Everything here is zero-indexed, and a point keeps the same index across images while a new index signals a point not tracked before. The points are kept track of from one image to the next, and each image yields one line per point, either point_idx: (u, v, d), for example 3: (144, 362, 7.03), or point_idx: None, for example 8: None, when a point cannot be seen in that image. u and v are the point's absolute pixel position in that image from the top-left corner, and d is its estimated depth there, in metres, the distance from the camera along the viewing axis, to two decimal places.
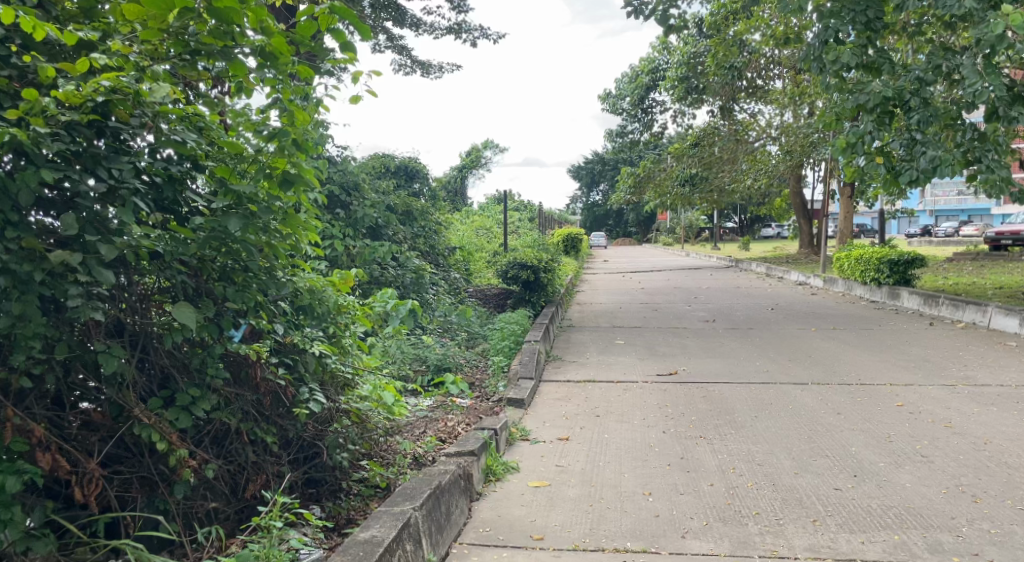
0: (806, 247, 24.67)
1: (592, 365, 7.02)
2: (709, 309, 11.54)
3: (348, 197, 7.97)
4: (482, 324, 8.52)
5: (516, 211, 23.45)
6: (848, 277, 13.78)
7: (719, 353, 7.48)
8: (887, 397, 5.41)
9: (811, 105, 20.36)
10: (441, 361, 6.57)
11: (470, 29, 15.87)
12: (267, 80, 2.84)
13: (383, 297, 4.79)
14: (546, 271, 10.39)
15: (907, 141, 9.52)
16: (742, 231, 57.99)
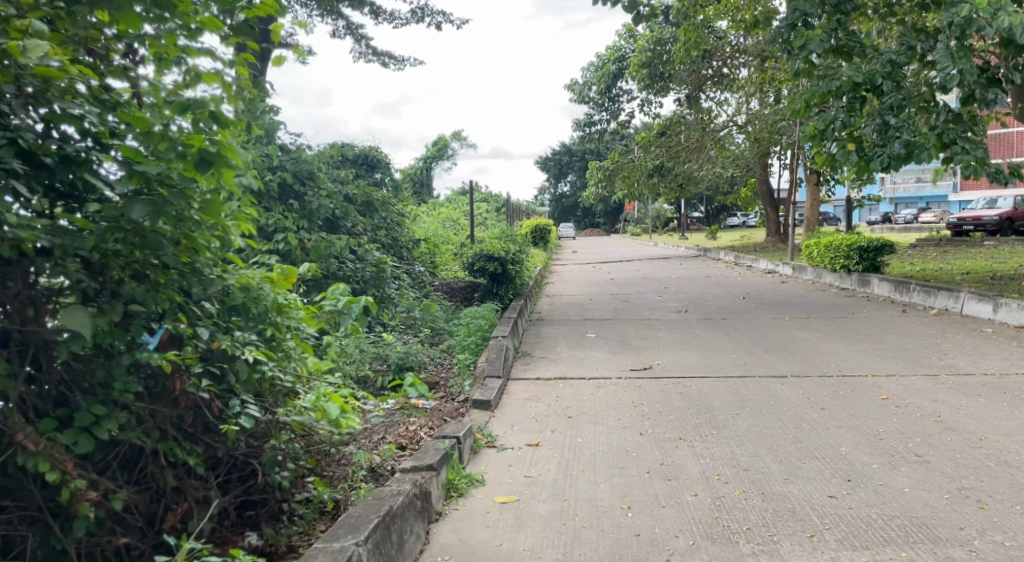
0: (773, 235, 24.64)
1: (562, 360, 6.69)
2: (681, 299, 11.29)
3: (302, 187, 7.52)
4: (446, 319, 8.15)
5: (482, 203, 23.06)
6: (819, 265, 13.64)
7: (693, 346, 7.19)
8: (871, 389, 5.15)
9: (778, 92, 20.25)
10: (403, 360, 6.23)
11: (432, 14, 15.43)
12: (166, 34, 2.52)
13: (334, 292, 4.45)
14: (513, 263, 10.04)
15: (879, 125, 9.34)
16: (709, 220, 58.31)
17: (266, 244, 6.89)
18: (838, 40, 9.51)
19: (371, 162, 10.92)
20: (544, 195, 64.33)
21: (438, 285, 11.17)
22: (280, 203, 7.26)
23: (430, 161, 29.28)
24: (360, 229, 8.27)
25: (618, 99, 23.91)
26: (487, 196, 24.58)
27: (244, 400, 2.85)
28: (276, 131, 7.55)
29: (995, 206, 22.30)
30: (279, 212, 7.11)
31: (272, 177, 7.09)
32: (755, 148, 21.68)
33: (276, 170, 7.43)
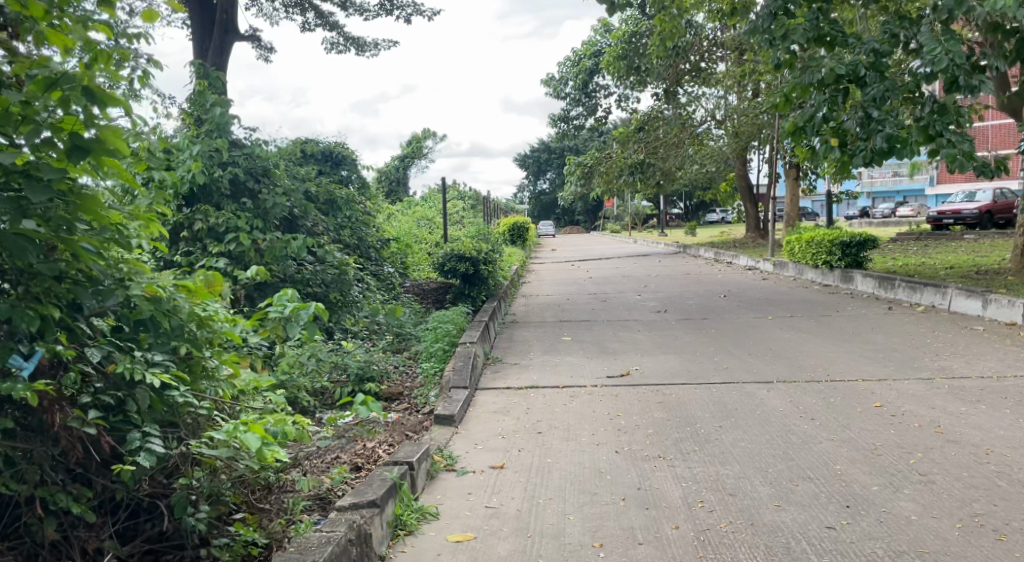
0: (753, 232, 24.40)
1: (535, 367, 6.30)
2: (660, 298, 10.95)
3: (256, 185, 7.05)
4: (414, 324, 7.74)
5: (458, 201, 22.63)
6: (800, 261, 13.37)
7: (672, 349, 6.84)
8: (862, 396, 4.81)
9: (756, 85, 20.05)
10: (362, 370, 5.83)
11: (402, 7, 15.00)
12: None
13: (279, 298, 4.22)
14: (486, 263, 9.63)
15: (862, 118, 9.01)
16: (689, 216, 58.36)
17: (217, 246, 6.43)
18: (819, 31, 9.17)
19: (337, 160, 10.48)
20: (523, 193, 64.04)
21: (408, 287, 10.76)
22: (232, 202, 6.79)
23: (406, 159, 28.84)
24: (321, 228, 7.84)
25: (595, 94, 23.59)
26: (463, 194, 24.19)
27: (146, 431, 2.41)
28: (228, 125, 7.08)
29: (973, 199, 22.24)
30: (231, 212, 6.65)
31: (223, 175, 6.65)
32: (734, 144, 21.46)
33: (227, 166, 6.94)
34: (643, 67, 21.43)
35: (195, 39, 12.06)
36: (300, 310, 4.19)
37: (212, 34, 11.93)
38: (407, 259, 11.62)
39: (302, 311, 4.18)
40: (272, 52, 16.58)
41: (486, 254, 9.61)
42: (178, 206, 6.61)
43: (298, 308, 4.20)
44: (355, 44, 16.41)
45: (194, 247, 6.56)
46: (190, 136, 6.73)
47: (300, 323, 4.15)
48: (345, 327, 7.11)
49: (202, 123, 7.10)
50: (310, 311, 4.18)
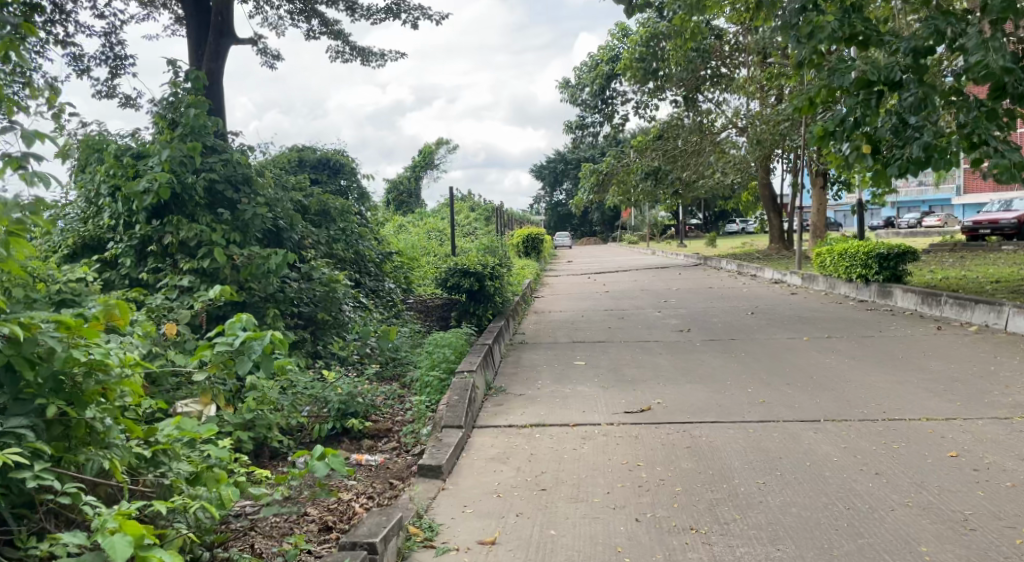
0: (776, 243, 23.48)
1: (542, 399, 5.55)
2: (682, 316, 10.16)
3: (235, 194, 6.37)
4: (410, 347, 7.08)
5: (469, 212, 21.95)
6: (831, 274, 12.52)
7: (699, 377, 6.05)
8: (931, 442, 4.01)
9: (780, 90, 19.23)
10: (347, 400, 5.14)
11: (409, 10, 14.42)
12: None
13: (231, 325, 3.70)
14: (493, 279, 8.91)
15: (897, 125, 7.89)
16: (707, 227, 57.50)
17: (189, 262, 5.76)
18: (852, 28, 7.82)
19: (335, 169, 9.79)
20: (539, 204, 63.45)
21: (410, 305, 10.05)
22: (208, 212, 6.11)
23: (418, 170, 28.33)
24: (309, 243, 7.18)
25: (612, 101, 22.91)
26: (476, 205, 23.58)
27: None
28: (205, 128, 6.41)
29: (1009, 209, 21.23)
30: (206, 225, 5.99)
31: (198, 180, 5.99)
32: (754, 154, 20.37)
33: (203, 171, 6.25)
34: (661, 72, 20.79)
35: (190, 42, 11.51)
36: (252, 341, 3.63)
37: (207, 39, 11.35)
38: (411, 274, 10.94)
39: (254, 343, 3.63)
40: (277, 60, 16.04)
41: (492, 269, 8.91)
42: (148, 217, 5.94)
43: (251, 338, 3.64)
44: (361, 53, 15.86)
45: (163, 263, 5.89)
46: (162, 141, 6.07)
47: (251, 357, 3.59)
48: (333, 351, 6.43)
49: (175, 125, 6.42)
50: (263, 341, 3.63)
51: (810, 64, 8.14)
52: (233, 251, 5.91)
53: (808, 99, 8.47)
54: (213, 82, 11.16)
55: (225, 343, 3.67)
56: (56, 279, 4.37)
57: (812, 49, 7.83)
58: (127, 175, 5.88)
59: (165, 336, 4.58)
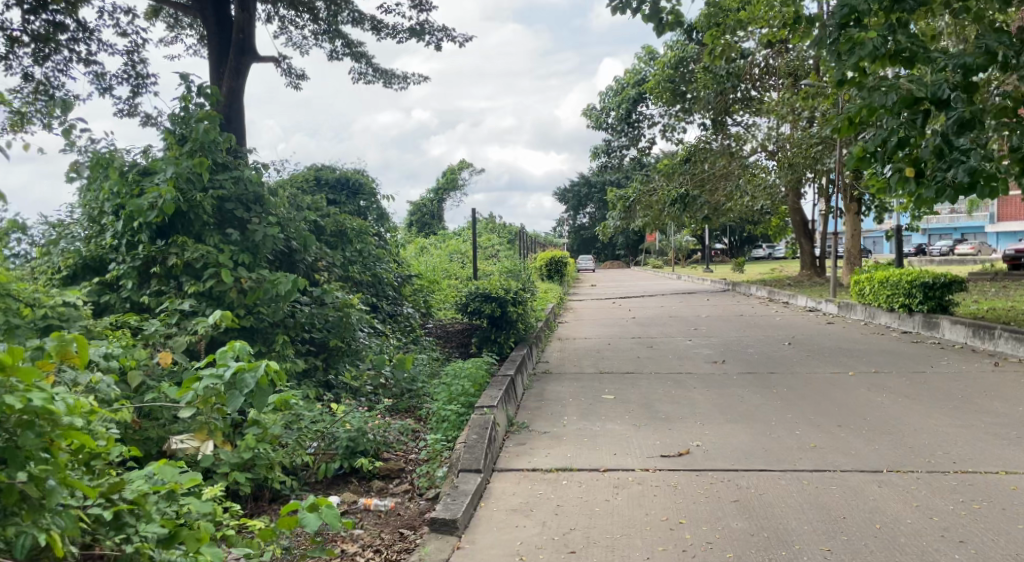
0: (807, 268, 22.83)
1: (569, 439, 5.10)
2: (714, 345, 9.65)
3: (246, 213, 6.01)
4: (427, 377, 6.66)
5: (492, 236, 21.60)
6: (870, 303, 11.97)
7: (739, 416, 5.57)
8: (1017, 502, 3.52)
9: (812, 113, 18.72)
10: (357, 435, 4.72)
11: (433, 31, 14.21)
12: None
13: (223, 355, 3.40)
14: (515, 304, 8.49)
15: (938, 145, 7.24)
16: (733, 252, 56.71)
17: (193, 285, 5.43)
18: (896, 45, 7.16)
19: (355, 189, 9.45)
20: (562, 227, 63.06)
21: (429, 330, 9.65)
22: (218, 231, 5.78)
23: (442, 192, 28.10)
24: (323, 265, 6.80)
25: (638, 124, 22.53)
26: (499, 228, 23.22)
27: None
28: (216, 143, 6.07)
29: None
30: (214, 245, 5.65)
31: (204, 198, 5.63)
32: (785, 177, 19.80)
33: (211, 188, 5.91)
34: (689, 94, 20.47)
35: (211, 59, 11.29)
36: (244, 372, 3.31)
37: (229, 56, 11.14)
38: (430, 298, 10.54)
39: (247, 374, 3.30)
40: (300, 80, 15.88)
41: (515, 293, 8.50)
42: (153, 236, 5.62)
43: (242, 369, 3.33)
44: (383, 75, 15.66)
45: (167, 285, 5.54)
46: (168, 157, 5.74)
47: (244, 391, 3.27)
48: (345, 381, 6.02)
49: (183, 141, 6.07)
50: (257, 373, 3.31)
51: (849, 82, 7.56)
52: (242, 273, 5.56)
53: (847, 118, 7.84)
54: (234, 100, 10.94)
55: (213, 375, 3.35)
56: (42, 302, 4.01)
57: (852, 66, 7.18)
58: (131, 193, 5.56)
59: (160, 367, 4.26)
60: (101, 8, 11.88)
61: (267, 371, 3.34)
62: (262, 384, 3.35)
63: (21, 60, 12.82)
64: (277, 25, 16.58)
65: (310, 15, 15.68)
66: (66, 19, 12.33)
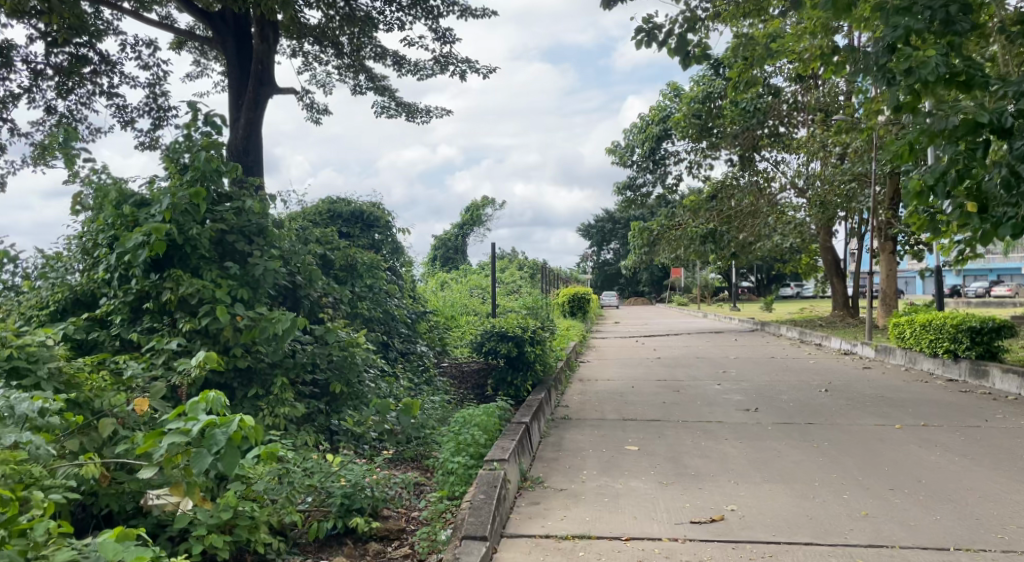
0: (840, 308, 22.12)
1: (589, 499, 4.63)
2: (746, 391, 9.11)
3: (248, 246, 5.66)
4: (437, 424, 6.21)
5: (514, 272, 21.23)
6: (911, 348, 11.61)
7: (776, 477, 5.06)
8: None
9: (844, 149, 18.25)
10: (352, 491, 4.27)
11: (456, 63, 14.03)
12: None
13: (193, 408, 3.01)
14: (534, 345, 8.04)
15: (1007, 176, 6.58)
16: (761, 290, 55.80)
17: (188, 322, 5.07)
18: (951, 67, 6.81)
19: (370, 222, 9.11)
20: (587, 263, 62.64)
21: (443, 370, 9.21)
22: (215, 265, 5.42)
23: (464, 227, 27.84)
24: (330, 303, 6.42)
25: (664, 160, 22.19)
26: (521, 264, 22.84)
27: None
28: (218, 173, 5.74)
29: None
30: (211, 280, 5.29)
31: (202, 229, 5.29)
32: (817, 215, 19.27)
33: (210, 220, 5.58)
34: (717, 130, 20.12)
35: (230, 90, 11.12)
36: (215, 429, 2.94)
37: (248, 86, 10.90)
38: (446, 336, 10.12)
39: (218, 431, 2.94)
40: (322, 114, 15.74)
41: (533, 333, 8.08)
42: (147, 270, 5.25)
43: (213, 425, 2.96)
44: (406, 108, 15.49)
45: (161, 322, 5.17)
46: (167, 187, 5.43)
47: (212, 450, 2.91)
48: (347, 426, 5.60)
49: (184, 170, 5.75)
50: (230, 430, 2.94)
51: (903, 107, 7.12)
52: (240, 310, 5.18)
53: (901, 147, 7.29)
54: (252, 132, 10.72)
55: (178, 431, 2.96)
56: (9, 342, 3.80)
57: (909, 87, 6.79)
58: (127, 225, 5.25)
59: (136, 414, 3.87)
60: (122, 41, 11.80)
61: (240, 427, 2.98)
62: (235, 441, 2.98)
63: (43, 94, 12.74)
64: (301, 60, 16.52)
65: (333, 49, 15.58)
66: (89, 53, 12.24)
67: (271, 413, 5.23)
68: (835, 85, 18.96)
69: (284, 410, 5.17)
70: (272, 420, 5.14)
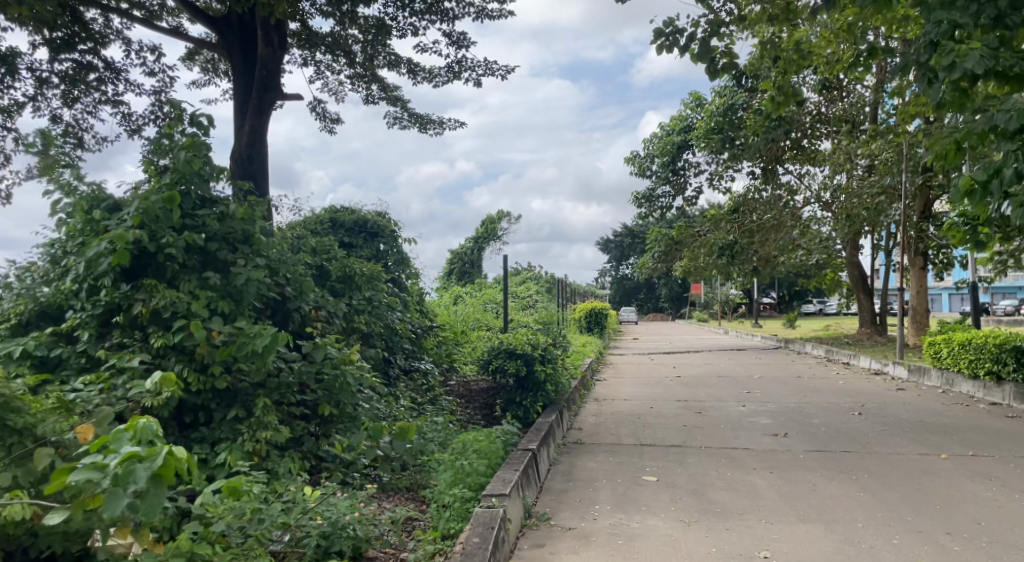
0: (867, 325, 21.38)
1: (602, 541, 4.09)
2: (772, 414, 8.52)
3: (232, 254, 5.20)
4: (436, 449, 5.71)
5: (529, 286, 20.72)
6: (948, 368, 10.98)
7: (815, 517, 4.48)
8: None
9: (872, 160, 17.64)
10: (331, 531, 3.76)
11: (471, 69, 13.65)
12: None
13: (116, 439, 2.54)
14: (545, 363, 7.52)
15: None
16: (781, 306, 54.90)
17: (160, 337, 4.61)
18: (1001, 61, 6.36)
19: (374, 232, 8.66)
20: (605, 277, 62.13)
21: (450, 389, 8.71)
22: (194, 274, 4.96)
23: (481, 241, 27.37)
24: (322, 316, 5.95)
25: (683, 171, 21.66)
26: (537, 278, 22.32)
27: None
28: (201, 176, 5.26)
29: None
30: (188, 292, 4.83)
31: (179, 235, 4.83)
32: (843, 229, 18.63)
33: (189, 225, 5.12)
34: (739, 142, 19.58)
35: (236, 94, 10.73)
36: (137, 463, 2.45)
37: (252, 92, 10.49)
38: (451, 353, 9.61)
39: (140, 466, 2.44)
40: (334, 124, 15.40)
41: (543, 350, 7.59)
42: (118, 280, 4.81)
43: (136, 458, 2.47)
44: (419, 119, 15.09)
45: (132, 337, 4.72)
46: (142, 189, 4.97)
47: (130, 489, 2.40)
48: (336, 452, 5.11)
49: (164, 173, 5.30)
50: (154, 465, 2.45)
51: (949, 104, 6.66)
52: (218, 325, 4.72)
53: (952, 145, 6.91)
54: (256, 140, 10.34)
55: (94, 466, 2.48)
56: None
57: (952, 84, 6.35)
58: (96, 231, 4.80)
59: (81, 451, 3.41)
60: (126, 46, 11.44)
61: (168, 460, 2.48)
62: (162, 478, 2.48)
63: (48, 103, 12.45)
64: (313, 70, 16.21)
65: (345, 59, 15.23)
66: (94, 61, 11.95)
67: (251, 437, 4.77)
68: (862, 96, 18.38)
69: (265, 434, 4.70)
70: (252, 445, 4.67)
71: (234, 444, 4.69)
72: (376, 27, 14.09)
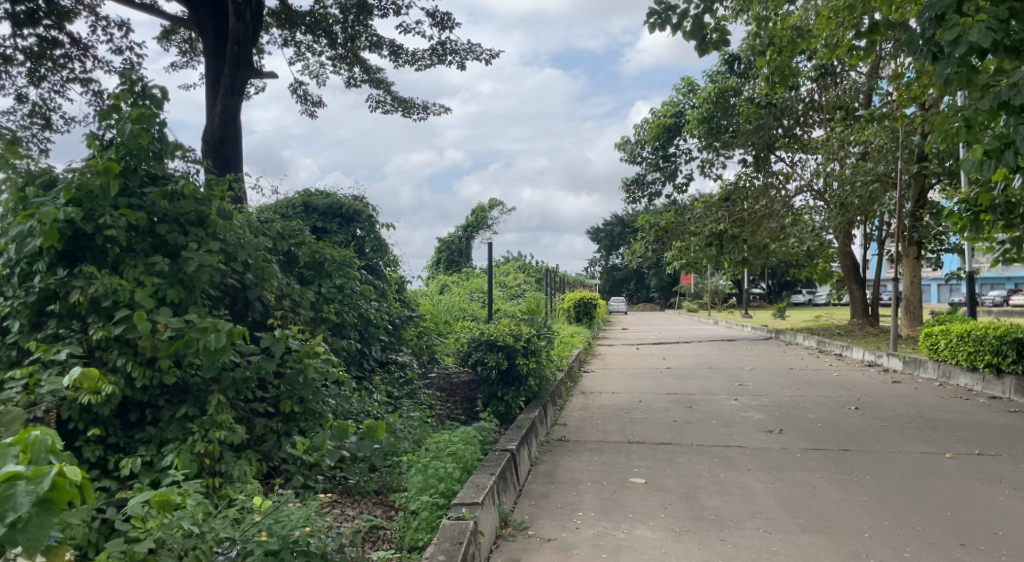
0: (858, 316, 21.15)
1: (585, 555, 3.70)
2: (766, 409, 8.18)
3: (184, 238, 4.75)
4: (409, 450, 5.31)
5: (517, 275, 20.40)
6: (944, 360, 10.68)
7: (817, 526, 4.12)
8: None
9: (865, 148, 17.32)
10: (279, 549, 3.27)
11: (455, 52, 13.19)
12: None
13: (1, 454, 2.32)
14: (528, 356, 7.13)
15: None
16: (770, 297, 54.94)
17: (99, 329, 4.17)
18: (1009, 33, 6.00)
19: (349, 216, 8.22)
20: (595, 267, 61.98)
21: (429, 382, 8.32)
22: (141, 259, 4.51)
23: (469, 230, 26.95)
24: (286, 306, 5.53)
25: (674, 158, 21.35)
26: (525, 267, 21.99)
27: None
28: (149, 152, 4.79)
29: None
30: (132, 279, 4.39)
31: (121, 215, 4.37)
32: (835, 217, 18.31)
33: (136, 205, 4.67)
34: (730, 129, 19.22)
35: (207, 72, 10.23)
36: (16, 484, 2.21)
37: (224, 70, 10.00)
38: (433, 343, 9.22)
39: (19, 489, 2.20)
40: (315, 108, 14.90)
41: (526, 342, 7.18)
42: (54, 264, 4.38)
43: (17, 478, 2.22)
44: (403, 103, 14.62)
45: (69, 328, 4.28)
46: (82, 165, 4.52)
47: (7, 517, 2.15)
48: (299, 454, 4.70)
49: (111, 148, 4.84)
50: (36, 489, 2.20)
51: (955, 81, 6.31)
52: (164, 316, 4.25)
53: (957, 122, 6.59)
54: (229, 120, 9.87)
55: None
56: None
57: (957, 60, 5.99)
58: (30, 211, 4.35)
59: None
60: (93, 22, 10.91)
61: (56, 484, 2.24)
62: (51, 502, 2.25)
63: (14, 81, 11.92)
64: (294, 50, 15.68)
65: (326, 39, 14.71)
66: (60, 36, 11.42)
67: (203, 437, 4.34)
68: (855, 82, 18.03)
69: (217, 435, 4.27)
70: (202, 447, 4.23)
71: (183, 445, 4.25)
72: (358, 6, 13.59)
